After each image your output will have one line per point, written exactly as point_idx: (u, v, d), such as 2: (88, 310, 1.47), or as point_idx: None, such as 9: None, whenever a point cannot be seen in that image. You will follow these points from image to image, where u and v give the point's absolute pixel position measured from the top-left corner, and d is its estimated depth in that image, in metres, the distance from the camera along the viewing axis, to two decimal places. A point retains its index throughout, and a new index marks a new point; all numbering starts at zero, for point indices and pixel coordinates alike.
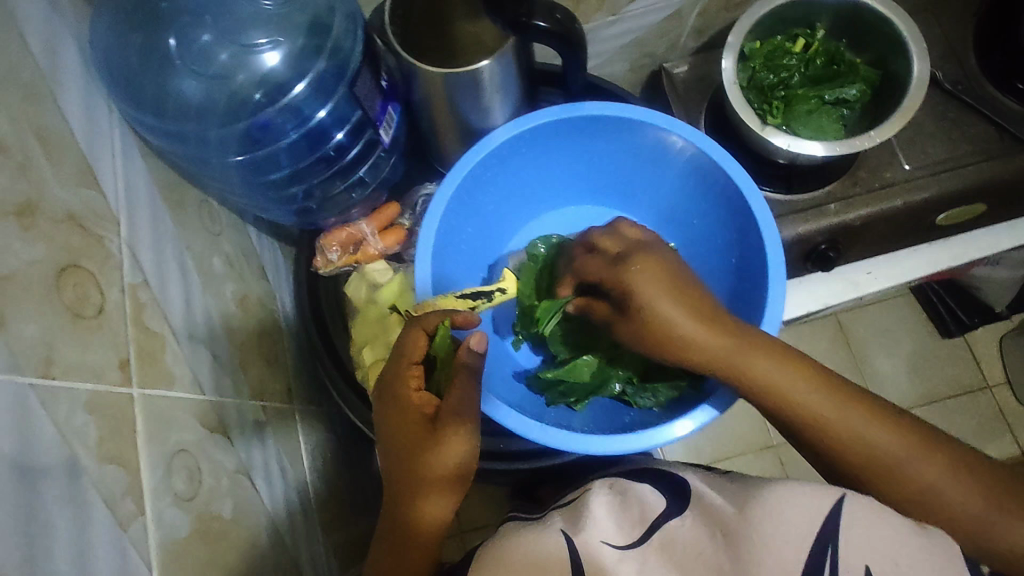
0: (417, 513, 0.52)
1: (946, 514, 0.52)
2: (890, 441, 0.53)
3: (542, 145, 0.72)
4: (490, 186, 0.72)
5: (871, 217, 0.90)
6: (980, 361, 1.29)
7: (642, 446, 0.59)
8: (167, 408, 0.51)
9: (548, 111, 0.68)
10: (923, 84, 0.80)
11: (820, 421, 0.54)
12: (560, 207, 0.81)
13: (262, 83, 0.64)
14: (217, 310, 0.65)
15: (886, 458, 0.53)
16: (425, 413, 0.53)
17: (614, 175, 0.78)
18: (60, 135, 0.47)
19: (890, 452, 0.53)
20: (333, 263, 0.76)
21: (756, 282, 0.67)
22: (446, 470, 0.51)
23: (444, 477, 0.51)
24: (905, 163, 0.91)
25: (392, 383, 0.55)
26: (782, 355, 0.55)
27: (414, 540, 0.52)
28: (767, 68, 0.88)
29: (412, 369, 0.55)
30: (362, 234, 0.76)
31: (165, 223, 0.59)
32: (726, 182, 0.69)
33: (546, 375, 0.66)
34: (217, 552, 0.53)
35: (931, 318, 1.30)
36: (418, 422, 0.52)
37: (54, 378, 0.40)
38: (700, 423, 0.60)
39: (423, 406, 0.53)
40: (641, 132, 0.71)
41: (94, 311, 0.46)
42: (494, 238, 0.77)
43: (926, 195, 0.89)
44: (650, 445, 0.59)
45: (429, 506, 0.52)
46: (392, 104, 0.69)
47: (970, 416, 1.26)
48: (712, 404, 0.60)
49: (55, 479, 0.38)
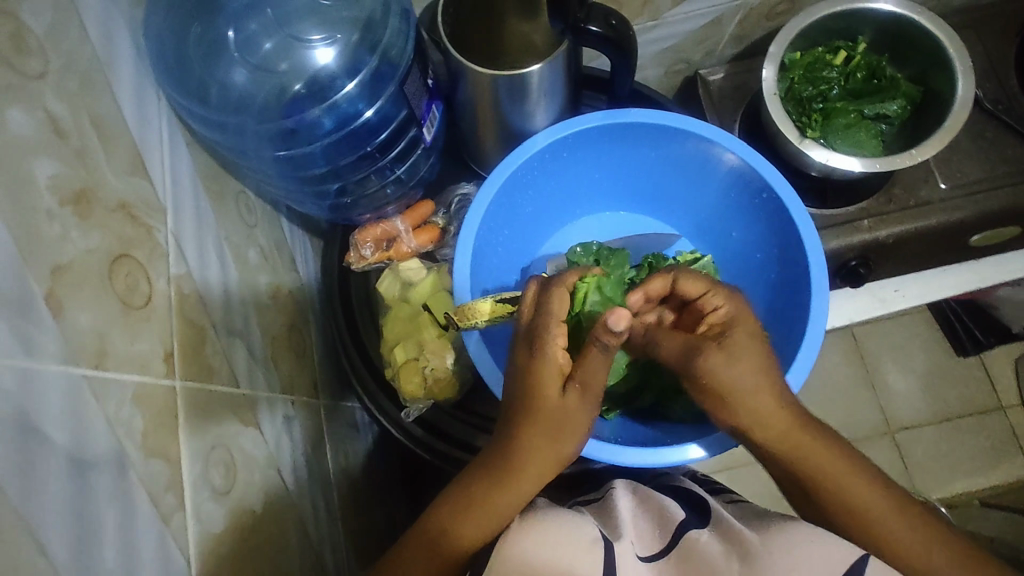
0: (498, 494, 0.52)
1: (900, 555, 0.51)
2: (880, 510, 0.52)
3: (584, 150, 0.72)
4: (529, 189, 0.72)
5: (904, 236, 0.89)
6: (996, 382, 1.28)
7: (679, 461, 0.60)
8: (206, 401, 0.51)
9: (595, 115, 0.68)
10: (967, 103, 0.79)
11: (830, 483, 0.53)
12: (596, 213, 0.80)
13: (310, 79, 0.64)
14: (252, 303, 0.65)
15: (843, 492, 0.52)
16: (565, 370, 0.51)
17: (653, 184, 0.77)
18: (113, 124, 0.47)
19: (890, 526, 0.51)
20: (366, 259, 0.75)
21: (797, 298, 0.67)
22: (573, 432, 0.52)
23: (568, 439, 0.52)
24: (941, 182, 0.89)
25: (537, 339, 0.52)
26: (806, 423, 0.53)
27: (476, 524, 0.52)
28: (807, 80, 0.86)
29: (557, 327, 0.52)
30: (397, 231, 0.76)
31: (207, 215, 0.59)
32: (770, 196, 0.69)
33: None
34: (250, 547, 0.53)
35: (947, 336, 1.29)
36: (556, 379, 0.51)
37: (105, 369, 0.40)
38: (732, 441, 0.60)
39: (563, 364, 0.52)
40: (686, 142, 0.71)
41: (142, 301, 0.46)
42: (529, 241, 0.77)
43: (960, 216, 0.88)
44: (686, 460, 0.60)
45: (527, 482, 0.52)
46: (436, 102, 0.70)
47: (983, 437, 1.25)
48: None
49: (104, 471, 0.38)
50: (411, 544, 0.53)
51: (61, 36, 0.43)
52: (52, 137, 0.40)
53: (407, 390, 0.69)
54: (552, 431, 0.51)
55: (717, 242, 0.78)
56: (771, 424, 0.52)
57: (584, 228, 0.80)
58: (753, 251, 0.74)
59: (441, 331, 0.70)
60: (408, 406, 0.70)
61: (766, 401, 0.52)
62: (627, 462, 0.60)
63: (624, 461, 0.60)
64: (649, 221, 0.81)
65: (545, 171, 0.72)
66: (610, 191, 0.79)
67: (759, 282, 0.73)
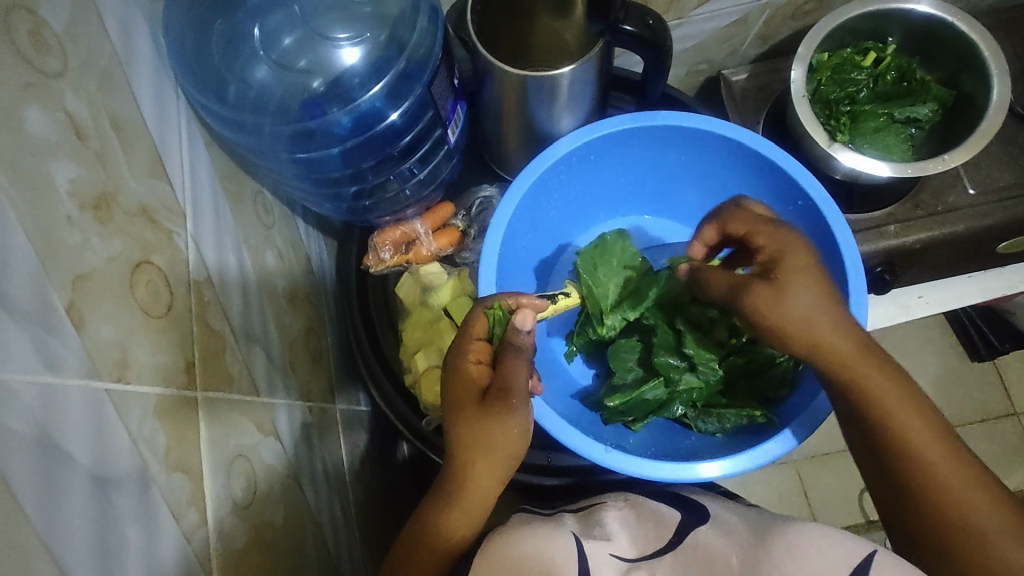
0: (443, 519, 0.53)
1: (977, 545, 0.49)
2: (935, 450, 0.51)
3: (612, 153, 0.70)
4: (554, 193, 0.70)
5: (931, 242, 0.86)
6: (1010, 387, 1.26)
7: (711, 475, 0.58)
8: (226, 411, 0.49)
9: (624, 117, 0.66)
10: (1002, 107, 0.77)
11: (914, 461, 0.51)
12: (620, 218, 0.78)
13: (332, 77, 0.62)
14: (270, 306, 0.63)
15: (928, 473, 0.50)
16: (479, 387, 0.53)
17: (681, 189, 0.75)
18: (133, 123, 0.45)
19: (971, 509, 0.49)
20: (384, 262, 0.73)
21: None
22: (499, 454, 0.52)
23: (493, 463, 0.53)
24: (969, 188, 0.86)
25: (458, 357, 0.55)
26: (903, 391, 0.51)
27: (430, 545, 0.53)
28: (835, 82, 0.84)
29: (472, 344, 0.55)
30: (416, 234, 0.74)
31: (225, 217, 0.57)
32: (805, 202, 0.67)
33: (611, 400, 0.64)
34: (270, 560, 0.52)
35: (961, 340, 1.27)
36: (470, 392, 0.53)
37: (127, 382, 0.39)
38: (763, 459, 0.58)
39: (479, 380, 0.53)
40: (718, 146, 0.69)
41: (162, 310, 0.44)
42: (552, 247, 0.75)
43: (990, 222, 0.85)
44: (719, 474, 0.58)
45: (454, 515, 0.53)
46: (461, 103, 0.68)
47: (996, 442, 1.24)
48: (782, 438, 0.59)
49: (127, 489, 0.37)
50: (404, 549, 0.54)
51: (80, 34, 0.41)
52: (72, 138, 0.39)
53: (427, 398, 0.67)
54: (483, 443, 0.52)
55: None
56: (833, 356, 0.50)
57: (609, 233, 0.78)
58: None
59: None
60: (429, 414, 0.69)
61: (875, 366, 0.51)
62: (658, 476, 0.58)
63: (653, 474, 0.58)
64: (675, 226, 0.79)
65: (572, 175, 0.70)
66: (636, 195, 0.77)
67: None
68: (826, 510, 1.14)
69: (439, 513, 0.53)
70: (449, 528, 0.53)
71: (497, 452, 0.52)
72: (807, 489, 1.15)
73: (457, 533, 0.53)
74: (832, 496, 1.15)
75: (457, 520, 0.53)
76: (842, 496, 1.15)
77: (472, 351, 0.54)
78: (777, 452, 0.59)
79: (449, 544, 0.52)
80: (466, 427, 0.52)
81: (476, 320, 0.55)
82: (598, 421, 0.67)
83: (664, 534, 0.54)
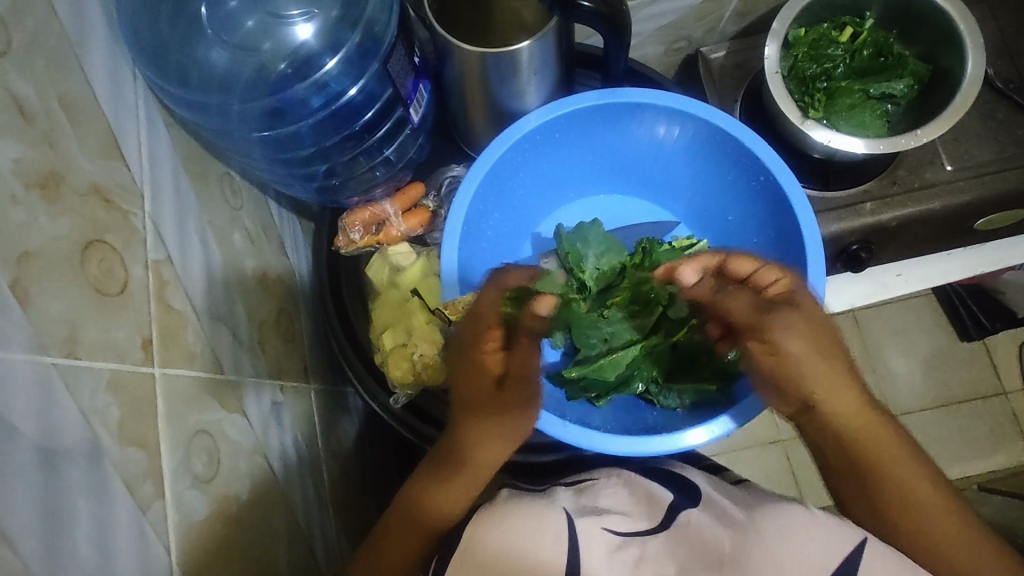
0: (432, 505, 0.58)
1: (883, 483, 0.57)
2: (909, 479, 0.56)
3: (577, 130, 0.70)
4: (520, 171, 0.70)
5: (908, 220, 0.85)
6: (998, 366, 1.26)
7: (671, 448, 0.59)
8: (187, 388, 0.50)
9: (590, 95, 0.66)
10: (977, 81, 0.75)
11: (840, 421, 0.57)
12: (590, 195, 0.79)
13: (291, 56, 0.62)
14: (237, 287, 0.64)
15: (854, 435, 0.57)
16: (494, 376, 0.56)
17: (648, 167, 0.75)
18: (84, 104, 0.45)
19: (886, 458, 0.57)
20: (355, 243, 0.74)
21: None
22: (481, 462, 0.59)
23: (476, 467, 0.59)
24: (946, 164, 0.85)
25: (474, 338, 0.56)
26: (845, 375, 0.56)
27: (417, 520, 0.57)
28: (811, 58, 0.83)
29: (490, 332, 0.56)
30: (386, 214, 0.75)
31: (188, 197, 0.58)
32: (769, 180, 0.67)
33: (570, 372, 0.64)
34: (235, 534, 0.53)
35: (950, 320, 1.27)
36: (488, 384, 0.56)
37: (78, 358, 0.39)
38: (714, 435, 0.59)
39: (494, 368, 0.56)
40: (683, 122, 0.69)
41: (117, 288, 0.45)
42: (521, 226, 0.76)
43: (967, 199, 0.84)
44: (676, 448, 0.59)
45: (444, 501, 0.58)
46: (423, 81, 0.69)
47: (982, 421, 1.24)
48: (745, 408, 0.60)
49: (77, 462, 0.38)
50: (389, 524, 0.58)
51: (25, 14, 0.41)
52: (16, 118, 0.39)
53: (395, 376, 0.68)
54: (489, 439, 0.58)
55: (712, 228, 0.76)
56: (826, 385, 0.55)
57: (578, 212, 0.78)
58: (750, 236, 0.73)
59: (429, 317, 0.69)
60: (397, 393, 0.70)
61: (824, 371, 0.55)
62: (617, 450, 0.59)
63: (614, 448, 0.59)
64: (644, 203, 0.79)
65: (537, 154, 0.70)
66: (604, 174, 0.77)
67: None
68: (810, 487, 1.15)
69: (432, 493, 0.58)
70: (455, 499, 0.58)
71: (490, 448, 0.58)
72: (792, 467, 1.16)
73: (448, 513, 0.58)
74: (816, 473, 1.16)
75: (447, 503, 0.58)
76: None
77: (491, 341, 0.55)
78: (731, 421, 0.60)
79: (439, 521, 0.57)
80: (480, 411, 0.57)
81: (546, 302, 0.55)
82: (562, 398, 0.68)
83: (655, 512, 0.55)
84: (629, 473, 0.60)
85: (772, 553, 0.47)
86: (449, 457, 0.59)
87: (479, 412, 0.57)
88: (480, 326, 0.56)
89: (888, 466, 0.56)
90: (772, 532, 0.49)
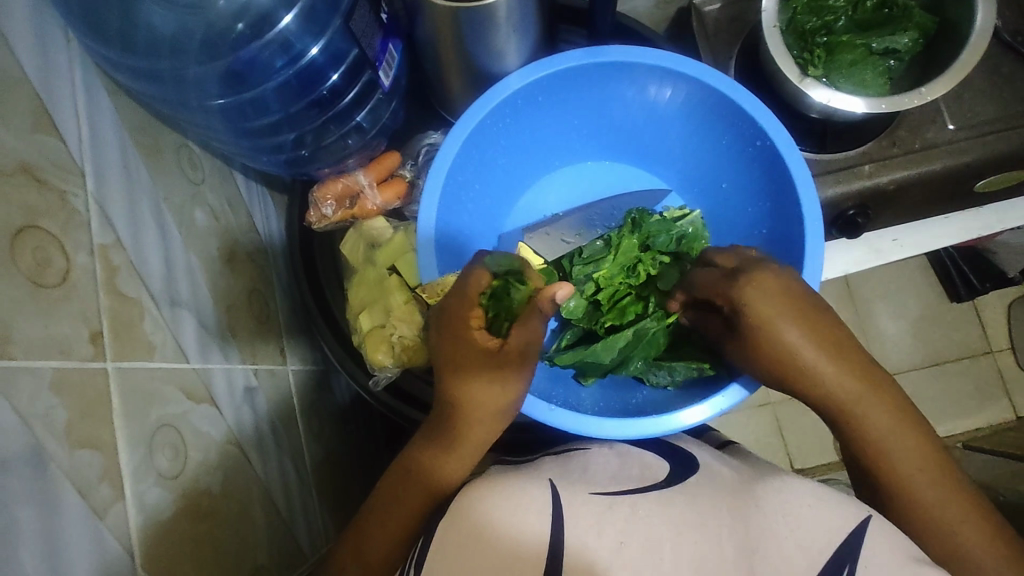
0: (427, 471, 0.53)
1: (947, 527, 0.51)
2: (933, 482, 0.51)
3: (562, 93, 0.65)
4: (501, 138, 0.66)
5: (907, 182, 0.82)
6: (987, 326, 1.25)
7: (662, 432, 0.57)
8: (147, 381, 0.47)
9: (575, 54, 0.61)
10: (987, 33, 0.70)
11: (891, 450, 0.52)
12: (577, 162, 0.75)
13: (244, 13, 0.56)
14: (201, 268, 0.60)
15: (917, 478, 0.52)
16: (488, 351, 0.50)
17: (636, 130, 0.71)
18: (7, 71, 0.40)
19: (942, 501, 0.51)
20: (328, 218, 0.71)
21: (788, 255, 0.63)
22: (490, 406, 0.51)
23: (487, 410, 0.51)
24: (949, 123, 0.81)
25: (454, 321, 0.51)
26: (884, 390, 0.53)
27: (412, 489, 0.53)
28: (811, 10, 0.78)
29: (474, 308, 0.52)
30: (360, 186, 0.71)
31: (140, 173, 0.53)
32: (765, 144, 0.63)
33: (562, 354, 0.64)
34: (206, 530, 0.51)
35: (941, 282, 1.25)
36: (479, 358, 0.50)
37: (13, 359, 0.36)
38: (711, 414, 0.57)
39: (486, 343, 0.51)
40: (675, 83, 0.64)
41: (57, 278, 0.41)
42: (504, 196, 0.72)
43: (969, 159, 0.80)
44: (665, 433, 0.57)
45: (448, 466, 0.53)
46: (393, 41, 0.64)
47: (969, 380, 1.24)
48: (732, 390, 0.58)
49: (17, 472, 0.35)
50: (376, 499, 0.54)
51: None
52: None
53: (372, 359, 0.65)
54: (485, 407, 0.51)
55: (705, 196, 0.73)
56: (834, 378, 0.52)
57: (564, 179, 0.75)
58: (745, 206, 0.69)
59: (408, 296, 0.66)
60: (377, 374, 0.66)
61: (846, 369, 0.52)
62: (604, 434, 0.57)
63: (602, 433, 0.57)
64: (630, 167, 0.75)
65: (520, 119, 0.66)
66: (591, 137, 0.72)
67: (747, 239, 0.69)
68: (799, 451, 1.15)
69: (427, 458, 0.53)
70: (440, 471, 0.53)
71: (485, 418, 0.51)
72: (782, 430, 1.16)
73: (450, 476, 0.53)
74: (805, 435, 1.16)
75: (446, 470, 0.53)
76: (816, 437, 1.15)
77: (476, 317, 0.51)
78: (724, 403, 0.58)
79: (436, 486, 0.53)
80: (474, 380, 0.50)
81: (482, 274, 0.52)
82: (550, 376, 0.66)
83: (648, 479, 0.52)
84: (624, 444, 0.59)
85: (775, 532, 0.44)
86: (443, 423, 0.53)
87: (471, 380, 0.50)
88: (464, 305, 0.52)
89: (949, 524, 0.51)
90: (774, 509, 0.46)
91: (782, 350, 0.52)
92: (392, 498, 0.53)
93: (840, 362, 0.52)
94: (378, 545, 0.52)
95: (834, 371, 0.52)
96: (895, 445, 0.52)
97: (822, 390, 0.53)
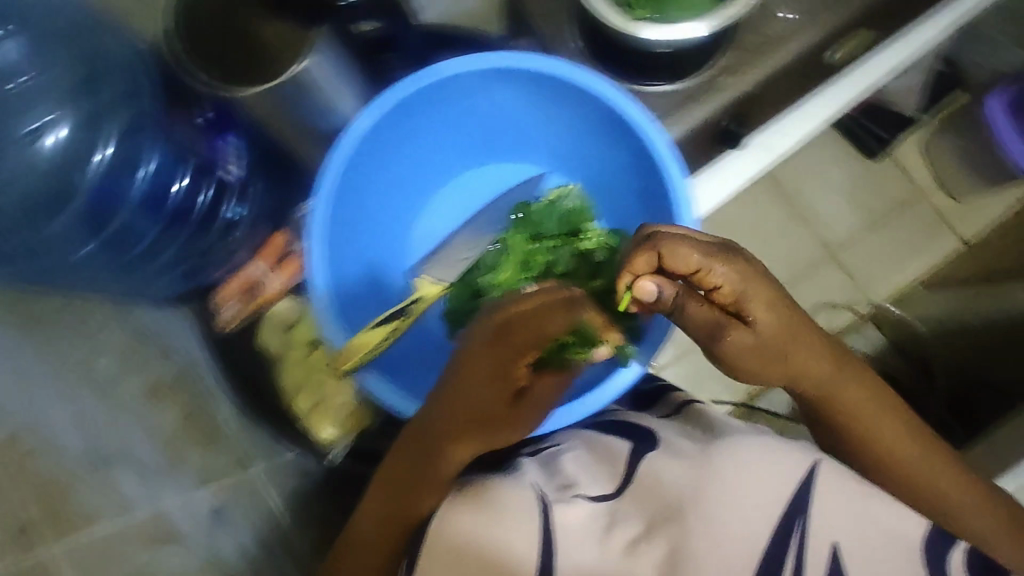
0: (418, 496, 0.60)
1: (962, 523, 0.65)
2: (897, 433, 0.66)
3: (421, 112, 0.80)
4: (382, 164, 0.81)
5: (766, 79, 0.90)
6: (909, 170, 1.37)
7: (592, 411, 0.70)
8: None
9: (427, 74, 0.75)
10: None
11: (860, 425, 0.66)
12: (459, 175, 0.92)
13: None
14: None
15: (925, 489, 0.66)
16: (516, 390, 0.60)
17: (497, 148, 0.90)
18: None
19: (941, 484, 0.66)
20: (237, 315, 0.95)
21: (658, 192, 0.77)
22: (483, 449, 0.60)
23: (480, 449, 0.60)
24: (783, 13, 0.90)
25: (513, 335, 0.55)
26: (849, 371, 0.65)
27: (404, 499, 0.60)
28: None
29: (532, 351, 0.57)
30: (262, 275, 0.95)
31: None
32: (603, 106, 0.77)
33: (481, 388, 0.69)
34: None
35: (855, 143, 1.35)
36: (505, 404, 0.59)
37: None
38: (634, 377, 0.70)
39: (520, 380, 0.60)
40: (513, 81, 0.79)
41: None
42: (401, 223, 0.89)
43: (808, 38, 0.90)
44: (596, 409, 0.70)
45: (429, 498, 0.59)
46: None
47: (911, 226, 1.36)
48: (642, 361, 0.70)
49: None
50: (378, 522, 0.62)
51: None
52: None
53: None
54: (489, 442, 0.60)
55: (575, 167, 0.89)
56: (813, 374, 0.62)
57: (450, 194, 0.92)
58: (619, 162, 0.82)
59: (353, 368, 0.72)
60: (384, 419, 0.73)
61: (822, 363, 0.62)
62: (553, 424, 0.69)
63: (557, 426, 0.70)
64: (506, 164, 0.92)
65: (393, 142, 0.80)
66: (406, 171, 0.86)
67: (629, 194, 0.83)
68: None
69: (419, 477, 0.60)
70: (428, 492, 0.59)
71: (468, 446, 0.59)
72: None
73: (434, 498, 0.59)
74: None
75: (429, 495, 0.59)
76: None
77: (525, 364, 0.58)
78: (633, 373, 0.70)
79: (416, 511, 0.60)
80: (490, 431, 0.59)
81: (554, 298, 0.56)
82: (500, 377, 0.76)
83: (615, 474, 0.62)
84: (591, 436, 0.69)
85: (738, 501, 0.56)
86: (423, 445, 0.60)
87: (486, 435, 0.59)
88: (513, 318, 0.55)
89: (954, 505, 0.65)
90: (733, 476, 0.57)
91: (784, 355, 0.59)
92: (392, 517, 0.61)
93: (816, 356, 0.62)
94: (374, 551, 0.62)
95: (821, 363, 0.62)
96: (867, 408, 0.65)
97: (812, 385, 0.63)
